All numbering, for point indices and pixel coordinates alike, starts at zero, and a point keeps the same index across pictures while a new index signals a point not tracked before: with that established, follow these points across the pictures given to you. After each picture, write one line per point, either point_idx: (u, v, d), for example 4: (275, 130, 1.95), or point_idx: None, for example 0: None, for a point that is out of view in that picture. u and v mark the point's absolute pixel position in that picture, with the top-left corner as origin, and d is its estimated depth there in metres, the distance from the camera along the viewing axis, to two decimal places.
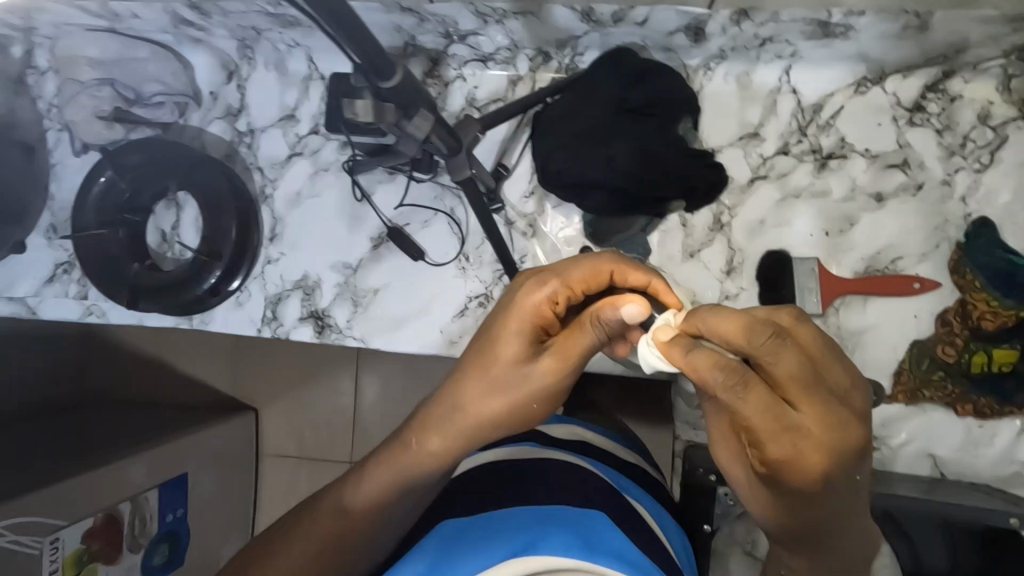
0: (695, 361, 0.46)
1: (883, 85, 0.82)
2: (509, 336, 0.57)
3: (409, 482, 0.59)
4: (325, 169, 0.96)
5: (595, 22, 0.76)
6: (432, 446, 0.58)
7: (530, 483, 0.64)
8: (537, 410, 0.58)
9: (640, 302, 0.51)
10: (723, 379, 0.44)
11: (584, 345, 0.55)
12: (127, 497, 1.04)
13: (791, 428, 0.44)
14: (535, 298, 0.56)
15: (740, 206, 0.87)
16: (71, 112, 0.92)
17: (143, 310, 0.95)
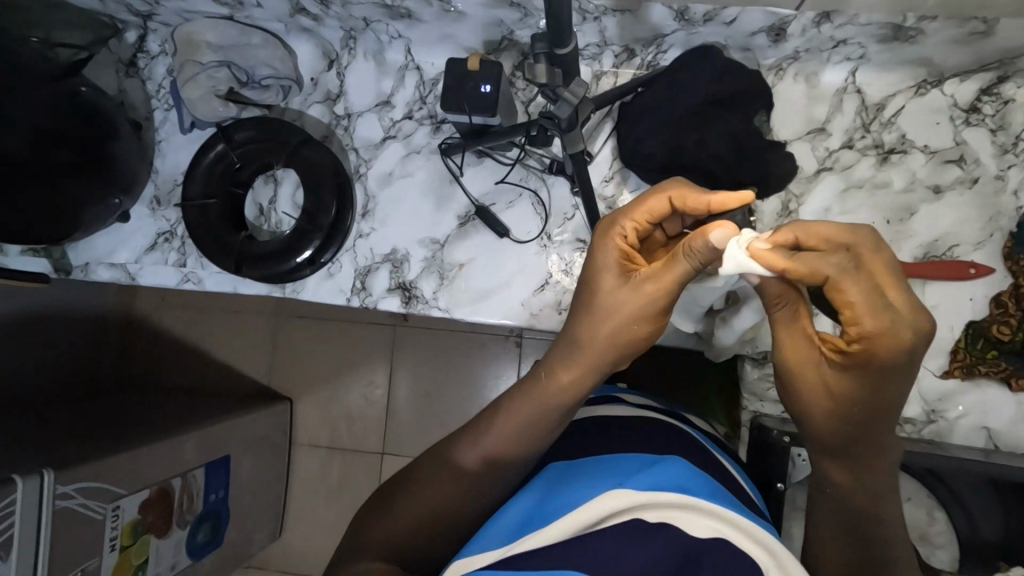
0: (801, 257, 0.53)
1: (941, 88, 0.90)
2: (608, 274, 0.67)
3: (541, 411, 0.68)
4: (417, 152, 1.04)
5: (686, 21, 0.84)
6: (562, 381, 0.67)
7: (625, 433, 0.72)
8: (651, 333, 0.66)
9: (728, 228, 0.57)
10: (837, 262, 0.52)
11: (677, 275, 0.62)
12: (178, 474, 1.24)
13: (889, 306, 0.50)
14: (616, 239, 0.67)
15: (806, 195, 0.94)
16: (188, 90, 0.99)
17: (244, 277, 1.01)
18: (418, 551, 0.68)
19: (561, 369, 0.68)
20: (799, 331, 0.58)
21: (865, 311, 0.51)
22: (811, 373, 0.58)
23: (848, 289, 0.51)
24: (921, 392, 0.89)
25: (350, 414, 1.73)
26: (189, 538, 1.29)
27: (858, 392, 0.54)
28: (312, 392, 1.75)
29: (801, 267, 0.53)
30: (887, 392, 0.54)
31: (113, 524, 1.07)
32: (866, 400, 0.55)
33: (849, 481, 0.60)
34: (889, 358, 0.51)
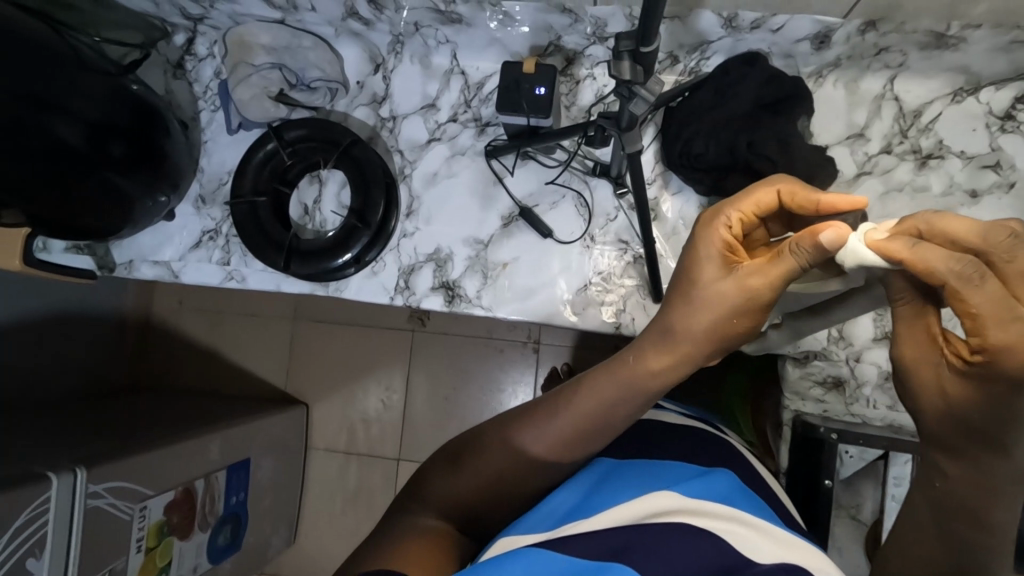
0: (920, 250, 0.49)
1: (977, 96, 0.93)
2: (706, 262, 0.63)
3: (623, 394, 0.67)
4: (461, 154, 1.06)
5: (734, 28, 0.87)
6: (653, 365, 0.66)
7: (677, 442, 0.73)
8: (748, 329, 0.64)
9: (839, 230, 0.54)
10: (960, 268, 0.46)
11: (783, 270, 0.59)
12: (202, 475, 1.22)
13: (1021, 319, 0.45)
14: (722, 230, 0.63)
15: (846, 198, 0.96)
16: (240, 91, 1.01)
17: (291, 274, 1.03)
18: (478, 512, 0.71)
19: (651, 353, 0.66)
20: (923, 326, 0.54)
21: (991, 322, 0.46)
22: (927, 366, 0.54)
23: (972, 298, 0.46)
24: None
25: (366, 419, 1.73)
26: (211, 540, 1.28)
27: (976, 400, 0.51)
28: (329, 396, 1.76)
29: (917, 262, 0.49)
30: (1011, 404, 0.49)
31: (139, 525, 1.07)
32: (989, 408, 0.51)
33: (957, 476, 0.57)
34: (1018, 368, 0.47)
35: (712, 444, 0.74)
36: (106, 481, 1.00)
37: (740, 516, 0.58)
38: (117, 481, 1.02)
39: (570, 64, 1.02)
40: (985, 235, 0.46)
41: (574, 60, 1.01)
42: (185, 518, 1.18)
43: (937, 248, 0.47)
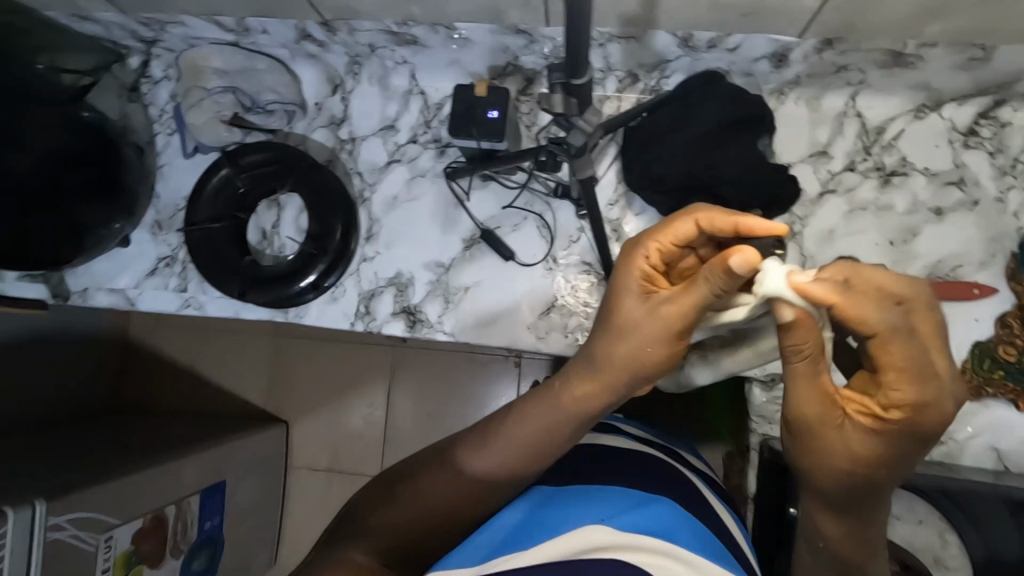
0: (854, 299, 0.50)
1: (939, 112, 0.92)
2: (627, 296, 0.65)
3: (557, 416, 0.68)
4: (422, 176, 1.03)
5: (691, 48, 0.85)
6: (573, 395, 0.68)
7: (624, 470, 0.73)
8: (666, 360, 0.64)
9: (749, 253, 0.53)
10: (890, 320, 0.49)
11: (699, 297, 0.59)
12: (172, 501, 1.14)
13: (934, 376, 0.49)
14: (639, 262, 0.66)
15: (810, 217, 0.94)
16: (193, 115, 0.99)
17: (248, 302, 0.99)
18: (414, 544, 0.73)
19: (571, 385, 0.68)
20: (821, 388, 0.55)
21: (910, 379, 0.50)
22: (833, 435, 0.55)
23: (894, 352, 0.50)
24: None
25: (347, 438, 1.70)
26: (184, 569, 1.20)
27: (878, 453, 0.54)
28: (309, 415, 1.72)
29: (853, 313, 0.50)
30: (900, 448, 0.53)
31: (105, 557, 1.00)
32: (864, 452, 0.54)
33: (838, 531, 0.63)
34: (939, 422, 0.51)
35: (662, 471, 0.74)
36: (69, 513, 0.93)
37: (673, 554, 0.59)
38: (82, 512, 0.96)
39: (530, 83, 1.00)
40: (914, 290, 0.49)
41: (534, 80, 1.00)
42: (157, 547, 1.10)
43: (870, 299, 0.49)
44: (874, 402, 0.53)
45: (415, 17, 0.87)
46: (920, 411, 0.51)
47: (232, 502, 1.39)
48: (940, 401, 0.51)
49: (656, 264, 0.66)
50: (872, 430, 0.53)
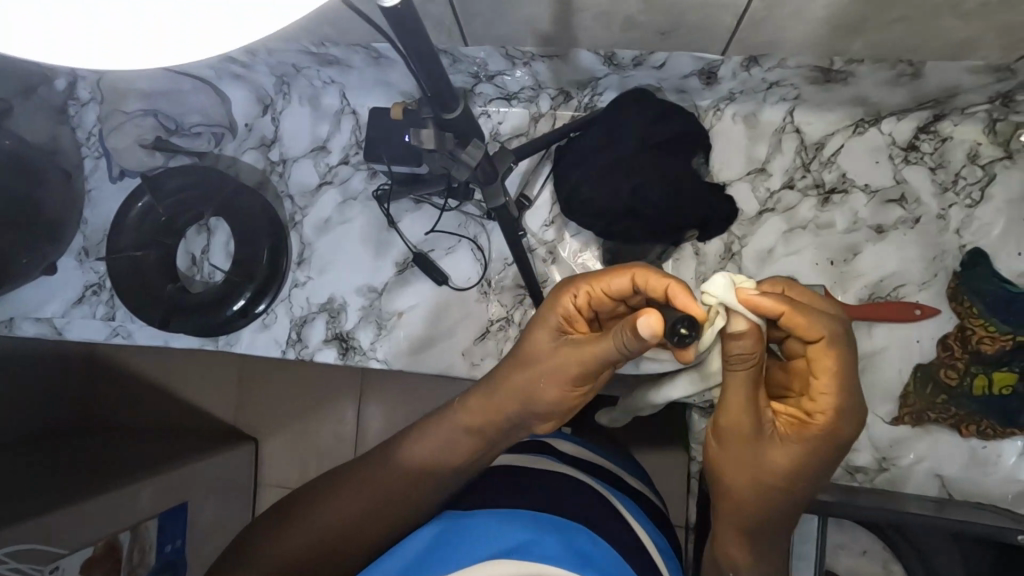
0: (795, 308, 0.54)
1: (879, 127, 0.89)
2: (546, 330, 0.67)
3: (452, 445, 0.70)
4: (354, 199, 1.00)
5: (616, 66, 0.82)
6: (468, 423, 0.70)
7: (536, 493, 0.69)
8: (562, 402, 0.66)
9: (656, 318, 0.53)
10: (835, 328, 0.55)
11: (604, 352, 0.60)
12: (127, 527, 1.05)
13: (849, 388, 0.56)
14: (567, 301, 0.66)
15: (749, 236, 0.92)
16: (114, 140, 0.95)
17: (171, 331, 0.96)
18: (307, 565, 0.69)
19: (469, 413, 0.70)
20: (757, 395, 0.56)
21: (835, 386, 0.55)
22: (765, 444, 0.58)
23: (831, 358, 0.55)
24: (872, 439, 0.86)
25: (320, 452, 1.43)
26: None
27: (800, 464, 0.57)
28: (281, 429, 1.45)
29: (800, 320, 0.54)
30: (814, 459, 0.58)
31: None
32: (784, 464, 0.58)
33: (758, 548, 0.64)
34: (847, 431, 0.57)
35: (581, 494, 0.70)
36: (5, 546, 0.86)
37: None
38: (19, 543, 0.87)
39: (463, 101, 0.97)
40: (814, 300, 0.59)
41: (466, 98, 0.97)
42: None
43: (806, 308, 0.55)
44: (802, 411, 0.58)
45: (332, 38, 0.84)
46: (840, 419, 0.56)
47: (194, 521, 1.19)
48: (854, 410, 0.57)
49: (582, 308, 0.67)
50: (810, 438, 0.57)
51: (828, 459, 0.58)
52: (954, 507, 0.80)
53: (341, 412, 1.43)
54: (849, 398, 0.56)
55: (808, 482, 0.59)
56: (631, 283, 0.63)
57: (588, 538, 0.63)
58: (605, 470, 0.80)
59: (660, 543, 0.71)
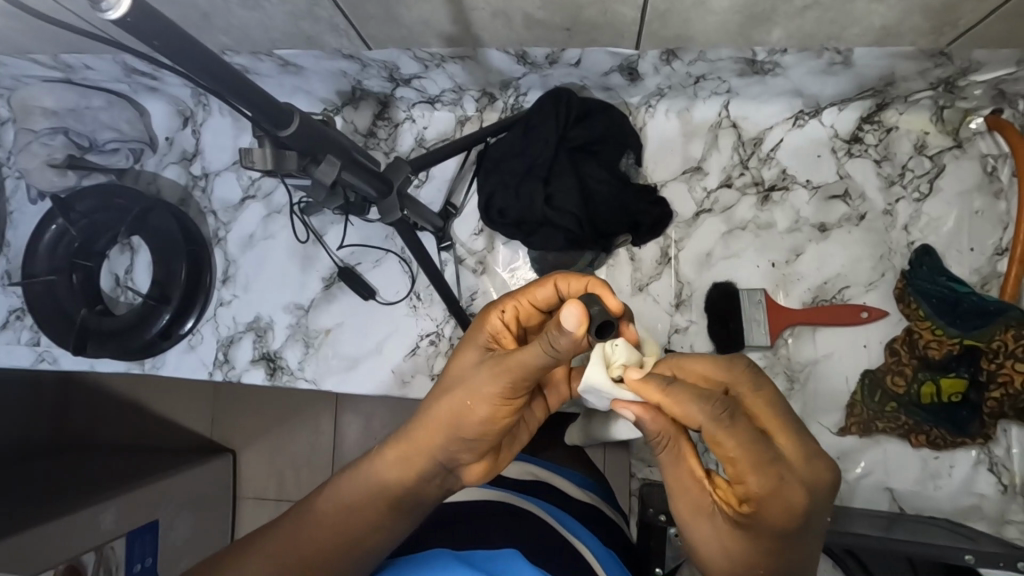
0: (677, 396, 0.46)
1: (820, 118, 0.83)
2: (465, 355, 0.57)
3: (372, 497, 0.57)
4: (279, 212, 0.96)
5: (531, 64, 0.77)
6: (392, 464, 0.57)
7: (464, 530, 0.63)
8: (495, 420, 0.54)
9: (580, 307, 0.47)
10: (711, 409, 0.44)
11: (528, 361, 0.50)
12: (92, 547, 0.95)
13: (773, 461, 0.42)
14: (491, 317, 0.58)
15: (686, 240, 0.87)
16: (24, 160, 0.91)
17: (92, 356, 0.93)
18: None
19: (390, 452, 0.58)
20: (687, 471, 0.49)
21: (750, 470, 0.42)
22: (707, 530, 0.47)
23: (726, 443, 0.43)
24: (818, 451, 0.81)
25: (295, 463, 1.30)
26: None
27: (752, 551, 0.45)
28: (258, 438, 1.32)
29: (675, 410, 0.47)
30: (777, 546, 0.44)
31: None
32: (739, 545, 0.45)
33: None
34: (788, 514, 0.42)
35: (514, 522, 0.64)
36: None
37: None
38: None
39: (385, 107, 0.93)
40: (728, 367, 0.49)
41: (388, 103, 0.93)
42: None
43: (685, 395, 0.46)
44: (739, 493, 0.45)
45: (232, 48, 0.78)
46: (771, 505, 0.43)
47: (168, 539, 1.10)
48: (795, 488, 0.42)
49: (509, 325, 0.58)
50: (761, 527, 0.44)
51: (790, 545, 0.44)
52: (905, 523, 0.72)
53: (318, 421, 1.29)
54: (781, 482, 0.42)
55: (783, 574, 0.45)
56: (555, 292, 0.58)
57: (521, 563, 0.56)
58: (547, 487, 0.76)
59: (607, 557, 0.66)
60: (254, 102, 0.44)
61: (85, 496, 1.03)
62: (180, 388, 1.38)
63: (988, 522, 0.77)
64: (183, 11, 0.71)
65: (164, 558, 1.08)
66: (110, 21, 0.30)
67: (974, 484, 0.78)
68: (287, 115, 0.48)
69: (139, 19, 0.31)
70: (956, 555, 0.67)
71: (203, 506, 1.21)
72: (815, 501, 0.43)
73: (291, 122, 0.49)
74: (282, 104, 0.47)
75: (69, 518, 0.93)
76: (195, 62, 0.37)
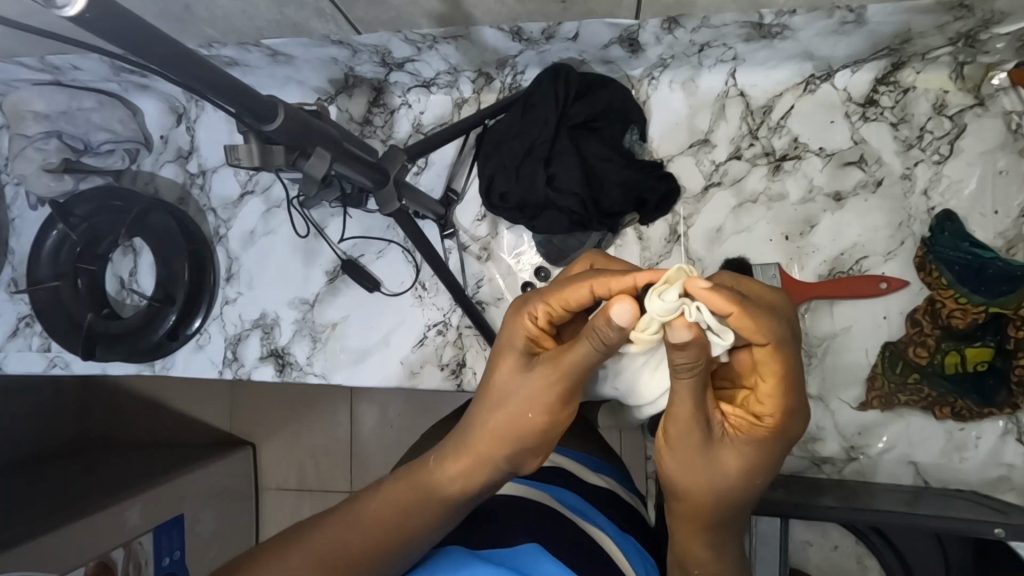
0: (748, 309, 0.43)
1: (832, 82, 0.79)
2: (506, 355, 0.54)
3: (420, 495, 0.54)
4: (277, 206, 0.95)
5: (527, 41, 0.74)
6: (451, 468, 0.54)
7: (480, 529, 0.62)
8: (547, 428, 0.53)
9: (631, 303, 0.44)
10: (776, 331, 0.44)
11: (581, 356, 0.49)
12: (120, 543, 0.97)
13: (800, 384, 0.46)
14: (525, 321, 0.54)
15: (695, 216, 0.85)
16: (19, 166, 0.90)
17: (104, 359, 0.93)
18: None
19: (448, 458, 0.54)
20: (774, 363, 0.45)
21: (784, 387, 0.46)
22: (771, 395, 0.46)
23: (775, 358, 0.45)
24: (837, 428, 0.80)
25: (314, 455, 1.29)
26: None
27: (753, 459, 0.47)
28: (276, 431, 1.32)
29: (749, 323, 0.43)
30: (734, 490, 0.49)
31: None
32: (696, 506, 0.50)
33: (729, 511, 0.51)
34: (767, 466, 0.49)
35: (529, 515, 0.63)
36: None
37: None
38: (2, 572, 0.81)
39: (380, 93, 0.91)
40: (752, 328, 0.43)
41: (382, 89, 0.90)
42: None
43: (759, 311, 0.44)
44: (748, 413, 0.48)
45: (218, 40, 0.76)
46: (782, 423, 0.47)
47: (194, 533, 1.11)
48: (763, 422, 0.47)
49: (545, 327, 0.55)
50: (748, 429, 0.47)
51: (776, 468, 0.49)
52: (928, 497, 0.72)
53: (334, 412, 1.28)
54: (765, 430, 0.47)
55: (731, 525, 0.52)
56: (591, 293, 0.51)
57: (547, 559, 0.56)
58: (563, 472, 0.74)
59: (627, 541, 0.66)
60: (236, 97, 0.42)
61: (106, 496, 1.03)
62: (193, 384, 1.39)
63: (1017, 493, 0.75)
64: (164, 5, 0.68)
65: (192, 550, 1.10)
66: (67, 17, 0.29)
67: (1002, 454, 0.75)
68: (270, 108, 0.46)
69: (97, 16, 0.30)
70: (985, 529, 0.63)
71: (227, 500, 1.22)
72: (740, 454, 0.48)
73: (276, 114, 0.46)
74: (265, 97, 0.45)
75: (93, 518, 0.94)
76: (164, 54, 0.35)
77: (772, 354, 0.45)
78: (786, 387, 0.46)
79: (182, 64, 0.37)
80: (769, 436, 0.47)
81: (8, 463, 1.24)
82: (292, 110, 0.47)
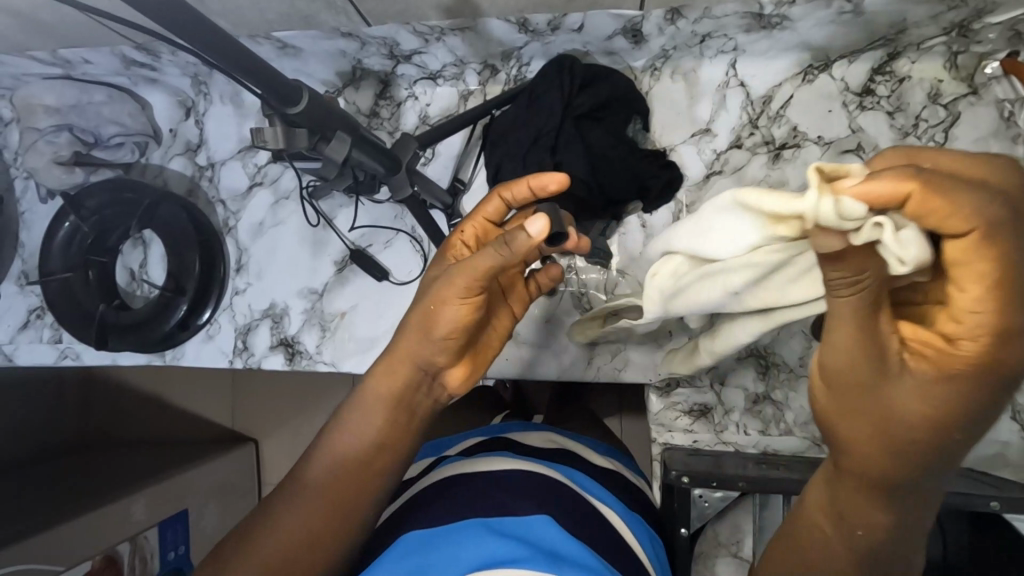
0: (931, 179, 0.31)
1: (830, 72, 0.82)
2: (433, 273, 0.63)
3: (363, 424, 0.59)
4: (286, 198, 0.96)
5: (534, 32, 0.76)
6: (378, 384, 0.59)
7: (488, 498, 0.63)
8: (462, 322, 0.55)
9: (546, 218, 0.50)
10: (975, 207, 0.31)
11: (488, 262, 0.52)
12: (126, 538, 0.98)
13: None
14: (452, 242, 0.64)
15: (697, 203, 0.86)
16: (31, 159, 0.91)
17: (117, 349, 0.94)
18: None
19: (377, 379, 0.59)
20: (973, 262, 0.32)
21: (997, 295, 0.32)
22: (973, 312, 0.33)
23: (976, 254, 0.32)
24: None
25: None
26: None
27: (950, 398, 0.35)
28: (278, 427, 1.33)
29: (938, 201, 0.31)
30: (919, 438, 0.38)
31: None
32: (873, 458, 0.40)
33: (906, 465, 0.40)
34: (974, 414, 0.36)
35: (536, 488, 0.64)
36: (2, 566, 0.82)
37: None
38: None
39: (387, 86, 0.93)
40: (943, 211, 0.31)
41: (389, 81, 0.92)
42: None
43: (949, 179, 0.31)
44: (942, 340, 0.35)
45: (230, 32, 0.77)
46: (998, 348, 0.33)
47: (198, 527, 1.12)
48: (971, 350, 0.34)
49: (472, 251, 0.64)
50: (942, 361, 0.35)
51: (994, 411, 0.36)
52: None
53: (337, 406, 1.29)
54: (966, 361, 0.34)
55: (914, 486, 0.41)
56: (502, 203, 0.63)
57: (558, 532, 0.58)
58: (571, 454, 0.75)
59: (629, 515, 0.68)
60: (265, 78, 0.44)
61: (111, 492, 1.04)
62: (199, 378, 1.40)
63: (1013, 469, 0.77)
64: None
65: (196, 542, 1.11)
66: None
67: (997, 432, 0.78)
68: (295, 93, 0.48)
69: None
70: (981, 503, 0.66)
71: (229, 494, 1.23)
72: (934, 395, 0.36)
73: (301, 98, 0.49)
74: (290, 80, 0.48)
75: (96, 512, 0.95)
76: (195, 32, 0.37)
77: (976, 247, 0.31)
78: (1004, 295, 0.32)
79: (220, 45, 0.39)
80: (969, 367, 0.34)
81: (15, 457, 1.24)
82: (316, 95, 0.49)
